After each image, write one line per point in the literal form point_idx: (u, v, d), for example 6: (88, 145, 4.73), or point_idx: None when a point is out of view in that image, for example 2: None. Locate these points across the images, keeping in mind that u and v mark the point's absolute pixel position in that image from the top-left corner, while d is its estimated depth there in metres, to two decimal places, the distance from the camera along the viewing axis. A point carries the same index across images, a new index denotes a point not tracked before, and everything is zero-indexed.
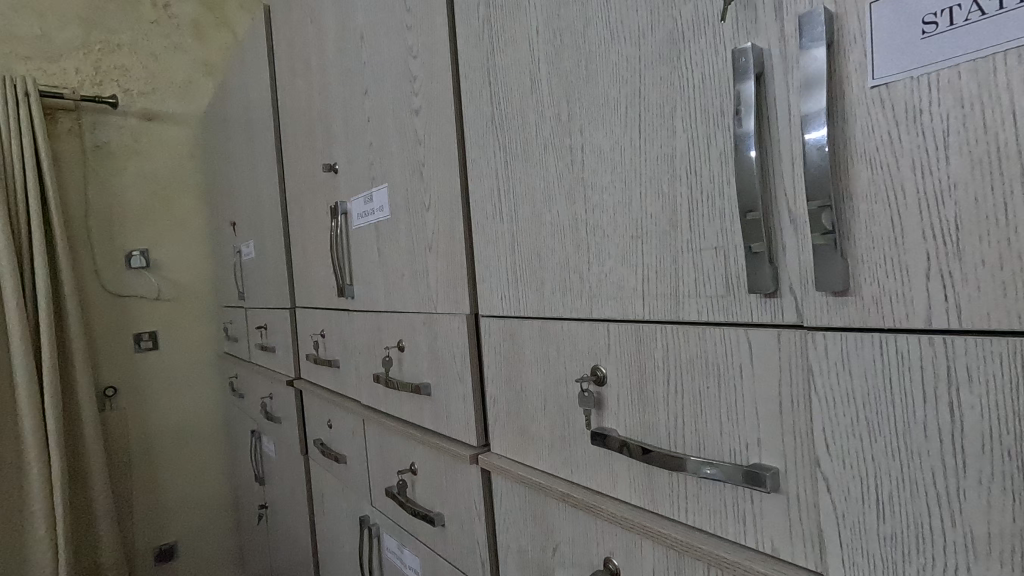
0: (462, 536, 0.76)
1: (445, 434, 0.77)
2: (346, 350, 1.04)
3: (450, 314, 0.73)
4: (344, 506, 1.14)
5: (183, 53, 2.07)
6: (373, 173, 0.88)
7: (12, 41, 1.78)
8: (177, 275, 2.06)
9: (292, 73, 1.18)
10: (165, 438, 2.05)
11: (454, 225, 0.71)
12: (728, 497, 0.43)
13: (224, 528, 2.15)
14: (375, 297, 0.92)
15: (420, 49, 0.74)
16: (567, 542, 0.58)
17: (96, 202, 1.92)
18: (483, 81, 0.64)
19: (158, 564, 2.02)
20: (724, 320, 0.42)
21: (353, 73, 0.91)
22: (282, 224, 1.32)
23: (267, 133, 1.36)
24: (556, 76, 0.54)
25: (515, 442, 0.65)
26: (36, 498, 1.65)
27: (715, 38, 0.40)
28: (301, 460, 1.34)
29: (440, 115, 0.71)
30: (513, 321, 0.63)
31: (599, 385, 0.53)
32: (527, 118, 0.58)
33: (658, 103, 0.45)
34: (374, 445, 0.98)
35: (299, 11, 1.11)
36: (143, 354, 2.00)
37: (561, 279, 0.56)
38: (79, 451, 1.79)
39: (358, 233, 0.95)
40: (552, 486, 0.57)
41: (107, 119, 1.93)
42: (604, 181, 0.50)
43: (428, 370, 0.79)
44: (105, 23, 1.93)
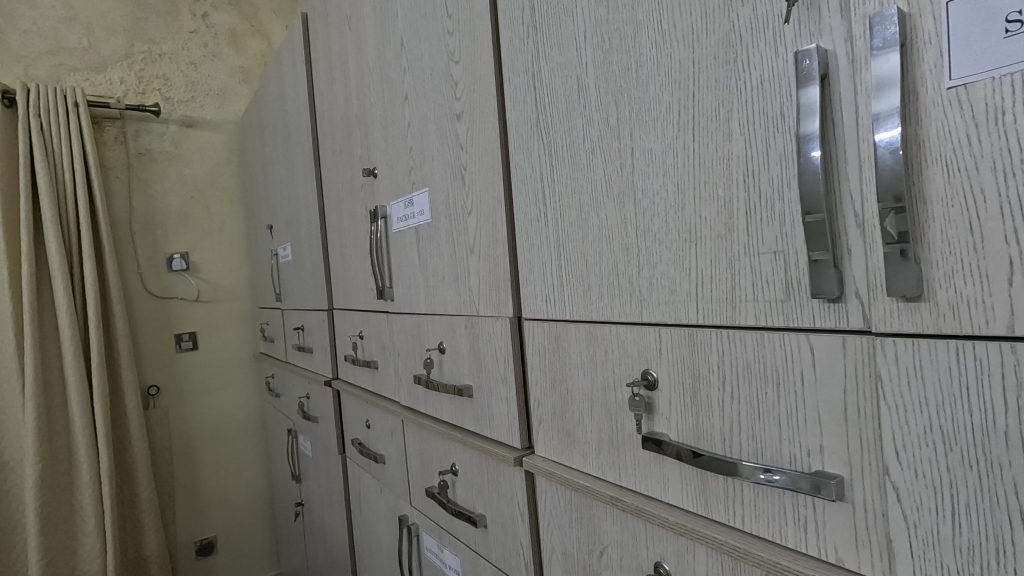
0: (505, 536, 0.76)
1: (487, 436, 0.78)
2: (386, 352, 1.06)
3: (492, 317, 0.74)
4: (382, 505, 1.16)
5: (220, 61, 2.13)
6: (413, 178, 0.90)
7: (61, 53, 1.86)
8: (216, 277, 2.11)
9: (330, 80, 1.20)
10: (205, 436, 2.11)
11: (497, 229, 0.71)
12: (789, 505, 0.42)
13: (261, 524, 2.20)
14: (415, 300, 0.93)
15: (462, 55, 0.75)
16: (614, 546, 0.58)
17: (140, 207, 1.98)
18: (528, 86, 0.64)
19: (199, 559, 2.08)
20: (784, 325, 0.42)
21: (392, 80, 0.93)
22: (320, 227, 1.34)
23: (303, 140, 1.39)
24: (604, 81, 0.54)
25: (560, 445, 0.65)
26: (87, 493, 1.72)
27: (775, 39, 0.40)
28: (339, 460, 1.36)
29: (483, 121, 0.72)
30: (558, 325, 0.63)
31: (649, 390, 0.52)
32: (573, 122, 0.58)
33: (712, 106, 0.45)
34: (414, 446, 0.99)
35: (337, 18, 1.13)
36: (184, 354, 2.06)
37: (609, 283, 0.56)
38: (125, 447, 1.86)
39: (398, 236, 0.96)
40: (600, 489, 0.57)
41: (149, 126, 2.00)
42: (656, 184, 0.50)
43: (470, 373, 0.80)
44: (147, 34, 1.99)
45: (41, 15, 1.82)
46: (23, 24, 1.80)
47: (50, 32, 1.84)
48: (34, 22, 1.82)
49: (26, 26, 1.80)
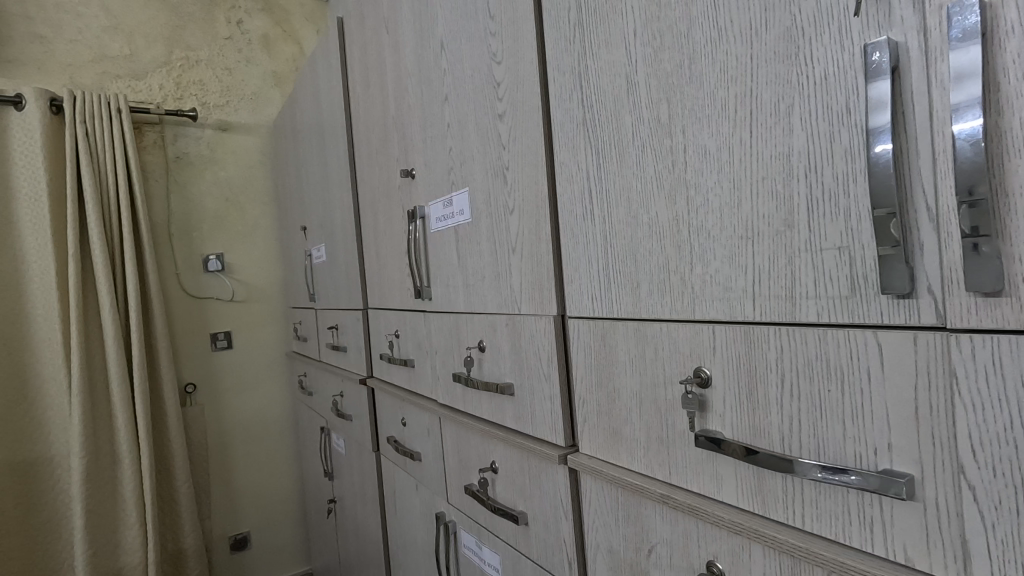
0: (548, 535, 0.76)
1: (528, 433, 0.78)
2: (423, 351, 1.07)
3: (536, 316, 0.74)
4: (419, 503, 1.17)
5: (254, 66, 2.17)
6: (452, 178, 0.91)
7: (104, 61, 1.92)
8: (249, 277, 2.16)
9: (366, 83, 1.23)
10: (239, 432, 2.15)
11: (541, 227, 0.72)
12: (854, 504, 0.42)
13: (292, 521, 2.24)
14: (454, 299, 0.94)
15: (504, 55, 0.76)
16: (664, 544, 0.58)
17: (177, 209, 2.04)
18: (573, 85, 0.65)
19: (233, 554, 2.12)
20: (849, 321, 0.41)
21: (431, 81, 0.94)
22: (355, 228, 1.37)
23: (339, 142, 1.41)
24: (654, 79, 0.54)
25: (606, 442, 0.65)
26: (128, 487, 1.77)
27: (841, 33, 0.40)
28: (374, 457, 1.38)
29: (527, 120, 0.73)
30: (605, 322, 0.63)
31: (702, 387, 0.52)
32: (622, 120, 0.59)
33: (772, 102, 0.44)
34: (452, 445, 1.00)
35: (374, 21, 1.15)
36: (219, 353, 2.11)
37: (660, 281, 0.56)
38: (164, 442, 1.91)
39: (436, 236, 0.97)
40: (650, 487, 0.57)
41: (187, 131, 2.05)
42: (710, 182, 0.50)
43: (512, 371, 0.81)
44: (185, 41, 2.05)
45: (85, 24, 1.89)
46: (69, 33, 1.87)
47: (94, 41, 1.91)
48: (79, 32, 1.88)
49: (71, 36, 1.87)
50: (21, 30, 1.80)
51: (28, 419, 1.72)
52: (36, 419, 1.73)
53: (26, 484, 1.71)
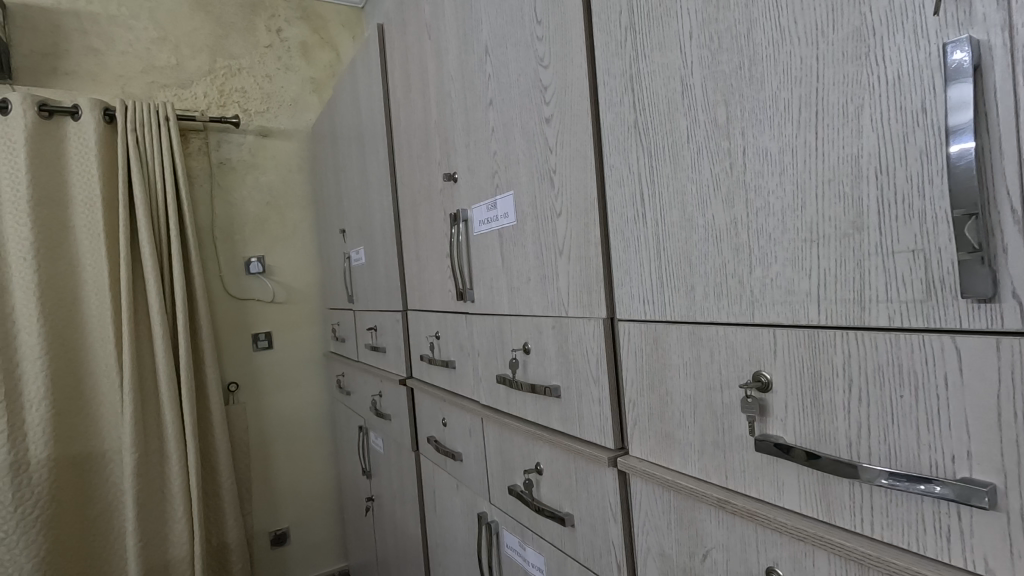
0: (596, 537, 0.76)
1: (575, 435, 0.78)
2: (464, 352, 1.09)
3: (584, 319, 0.75)
4: (460, 502, 1.18)
5: (293, 73, 2.23)
6: (497, 182, 0.91)
7: (153, 71, 2.00)
8: (289, 279, 2.22)
9: (407, 89, 1.25)
10: (279, 430, 2.20)
11: (590, 229, 0.72)
12: (928, 512, 0.41)
13: (329, 517, 2.28)
14: (498, 301, 0.95)
15: (551, 60, 0.76)
16: (719, 549, 0.58)
17: (220, 213, 2.10)
18: (624, 88, 0.65)
19: (273, 548, 2.18)
20: (924, 326, 0.40)
21: (475, 86, 0.95)
22: (395, 231, 1.39)
23: (378, 147, 1.44)
24: (711, 82, 0.54)
25: (658, 446, 0.65)
26: (175, 482, 1.83)
27: (916, 32, 0.39)
28: (413, 457, 1.40)
29: (575, 124, 0.73)
30: (657, 326, 0.63)
31: (762, 392, 0.52)
32: (676, 122, 0.58)
33: (839, 103, 0.44)
34: (495, 445, 1.01)
35: (416, 28, 1.17)
36: (260, 352, 2.17)
37: (716, 283, 0.55)
38: (208, 439, 1.97)
39: (479, 239, 0.99)
40: (706, 491, 0.57)
41: (229, 137, 2.11)
42: (771, 184, 0.49)
43: (558, 373, 0.81)
44: (228, 50, 2.11)
45: (136, 37, 1.97)
46: (120, 46, 1.95)
47: (143, 52, 1.98)
48: (130, 44, 1.96)
49: (123, 48, 1.95)
50: (77, 43, 1.89)
51: (83, 415, 1.79)
52: (90, 416, 1.80)
53: (81, 478, 1.78)
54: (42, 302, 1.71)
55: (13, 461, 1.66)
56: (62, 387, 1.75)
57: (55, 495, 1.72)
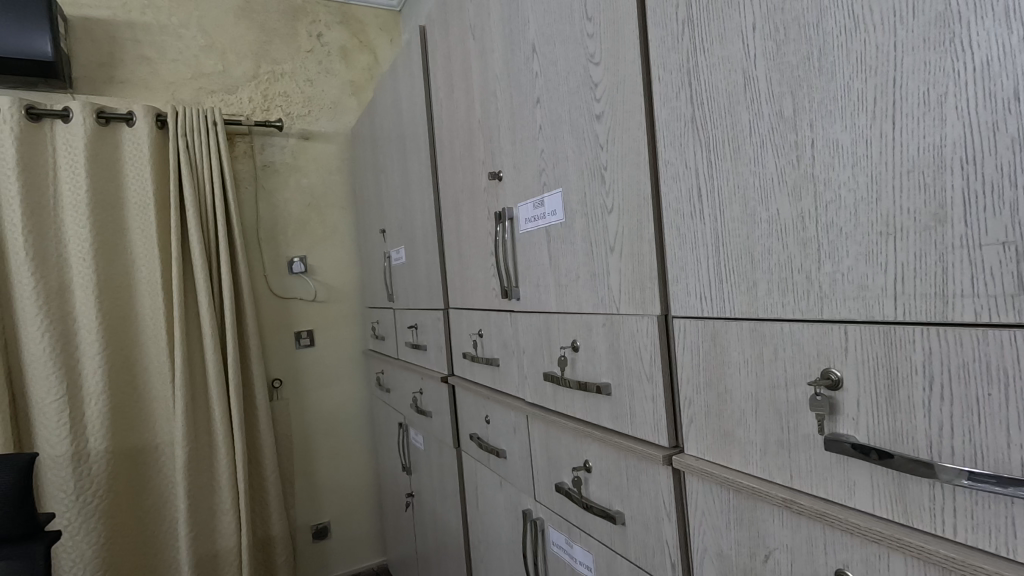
0: (648, 537, 0.76)
1: (627, 434, 0.78)
2: (508, 349, 1.09)
3: (636, 316, 0.74)
4: (503, 499, 1.18)
5: (333, 76, 2.27)
6: (544, 180, 0.92)
7: (201, 78, 2.07)
8: (330, 278, 2.27)
9: (450, 90, 1.26)
10: (320, 426, 2.25)
11: (643, 227, 0.72)
12: (1018, 515, 0.39)
13: (368, 512, 2.33)
14: (545, 299, 0.95)
15: (603, 56, 0.76)
16: (783, 550, 0.56)
17: (265, 214, 2.16)
18: (681, 83, 0.64)
19: (315, 542, 2.23)
20: (1014, 322, 0.39)
21: (522, 84, 0.96)
22: (437, 230, 1.40)
23: (420, 148, 1.46)
24: (777, 74, 0.53)
25: (716, 444, 0.64)
26: (223, 475, 1.89)
27: (1007, 15, 0.37)
28: (455, 453, 1.41)
29: (628, 121, 0.72)
30: (715, 323, 0.62)
31: (832, 390, 0.51)
32: (737, 115, 0.57)
33: (918, 91, 0.43)
34: (541, 443, 1.01)
35: (459, 30, 1.18)
36: (303, 350, 2.22)
37: (780, 279, 0.54)
38: (254, 434, 2.03)
39: (525, 237, 0.99)
40: (770, 491, 0.56)
41: (273, 141, 2.17)
42: (842, 177, 0.48)
43: (609, 371, 0.81)
44: (271, 56, 2.17)
45: (185, 45, 2.05)
46: (171, 54, 2.03)
47: (192, 60, 2.06)
48: (179, 52, 2.04)
49: (173, 56, 2.03)
50: (132, 53, 1.97)
51: (137, 410, 1.86)
52: (144, 410, 1.87)
53: (136, 470, 1.86)
54: (100, 300, 1.78)
55: (74, 452, 1.74)
56: (118, 382, 1.83)
57: (112, 485, 1.80)
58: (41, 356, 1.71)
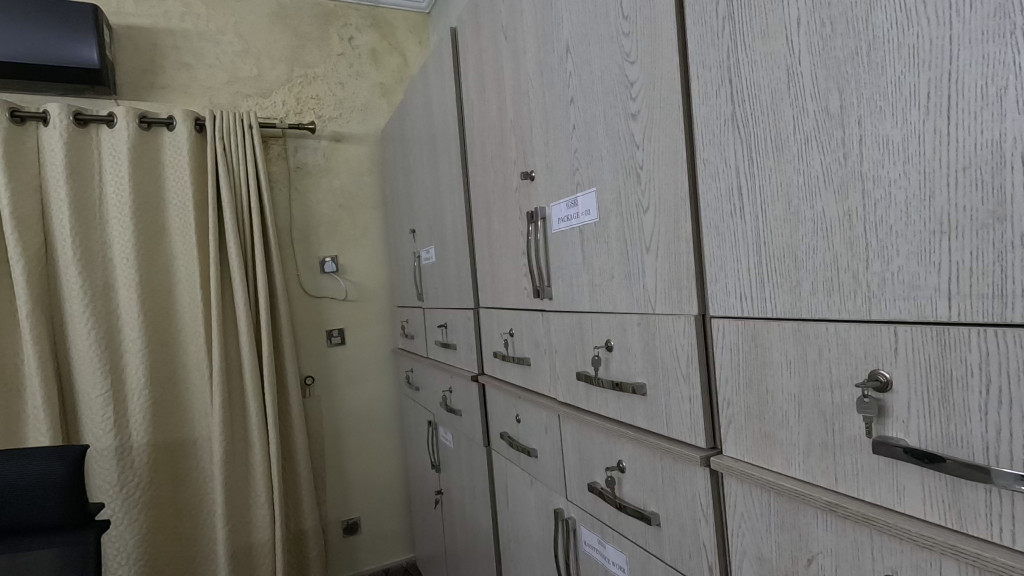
0: (684, 538, 0.75)
1: (662, 434, 0.77)
2: (540, 349, 1.10)
3: (673, 315, 0.74)
4: (534, 498, 1.19)
5: (363, 79, 2.31)
6: (578, 179, 0.92)
7: (237, 82, 2.12)
8: (361, 278, 2.30)
9: (481, 90, 1.27)
10: (350, 423, 2.29)
11: (680, 226, 0.71)
12: None
13: (397, 508, 2.35)
14: (578, 298, 0.95)
15: (639, 55, 0.76)
16: (827, 554, 0.55)
17: (298, 215, 2.21)
18: (720, 80, 0.64)
19: (345, 537, 2.27)
20: None
21: (555, 84, 0.96)
22: (468, 229, 1.41)
23: (451, 148, 1.47)
24: (823, 70, 0.52)
25: (756, 446, 0.63)
26: (259, 470, 1.94)
27: None
28: (485, 452, 1.42)
29: (665, 119, 0.72)
30: (756, 323, 0.61)
31: (880, 392, 0.50)
32: (780, 112, 0.57)
33: (976, 86, 0.41)
34: (573, 442, 1.01)
35: (491, 31, 1.19)
36: (334, 348, 2.26)
37: (826, 279, 0.53)
38: (287, 430, 2.07)
39: (558, 236, 0.99)
40: (814, 494, 0.55)
41: (306, 143, 2.22)
42: (893, 174, 0.47)
43: (644, 371, 0.80)
44: (304, 59, 2.22)
45: (222, 50, 2.10)
46: (209, 59, 2.09)
47: (229, 65, 2.11)
48: (217, 57, 2.10)
49: (211, 61, 2.09)
50: (172, 59, 2.03)
51: (177, 405, 1.92)
52: (183, 405, 1.93)
53: (175, 463, 1.92)
54: (142, 299, 1.85)
55: (118, 445, 1.80)
56: (159, 378, 1.89)
57: (153, 478, 1.86)
58: (88, 352, 1.78)
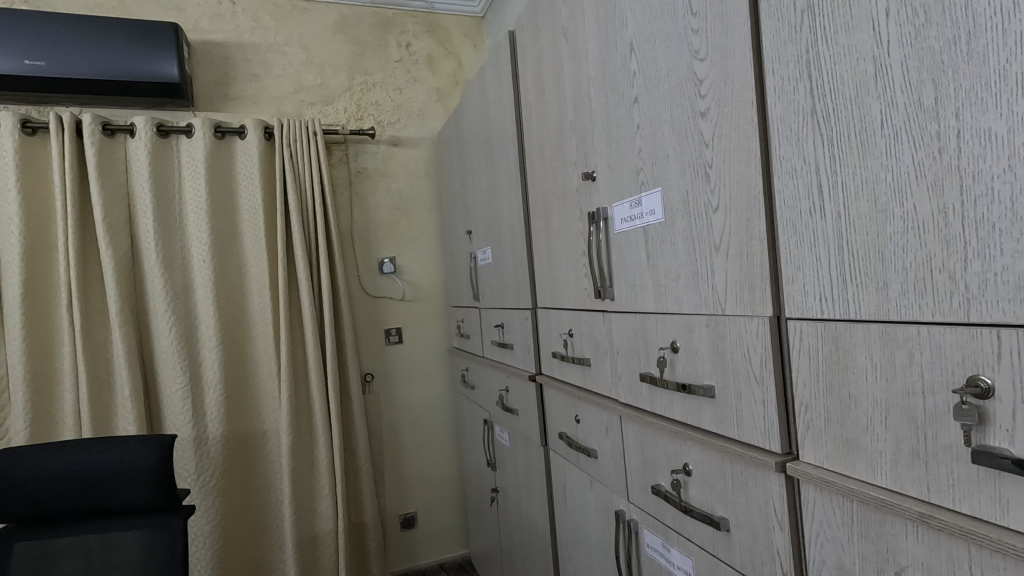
0: (756, 545, 0.73)
1: (733, 438, 0.76)
2: (601, 349, 1.09)
3: (744, 317, 0.72)
4: (594, 498, 1.19)
5: (420, 84, 2.37)
6: (642, 179, 0.91)
7: (302, 91, 2.22)
8: (417, 278, 2.36)
9: (540, 92, 1.28)
10: (408, 420, 2.35)
11: (753, 225, 0.70)
12: None
13: (452, 504, 2.40)
14: (642, 299, 0.94)
15: (708, 51, 0.74)
16: (917, 568, 0.53)
17: (358, 218, 2.28)
18: (798, 75, 0.62)
19: (402, 530, 2.33)
20: None
21: (619, 83, 0.95)
22: (526, 230, 1.42)
23: (508, 149, 1.48)
24: (915, 61, 0.50)
25: (837, 452, 0.61)
26: (323, 463, 2.03)
27: None
28: (543, 451, 1.43)
29: (738, 116, 0.70)
30: (838, 325, 0.59)
31: (981, 399, 0.47)
32: (866, 106, 0.55)
33: None
34: (635, 443, 1.00)
35: (550, 33, 1.20)
36: (392, 346, 2.33)
37: (918, 280, 0.51)
38: (349, 424, 2.15)
39: (621, 237, 0.99)
40: (904, 504, 0.53)
41: (366, 148, 2.29)
42: (995, 169, 0.45)
43: (712, 373, 0.79)
44: (364, 67, 2.29)
45: (288, 61, 2.21)
46: (276, 70, 2.19)
47: (294, 75, 2.21)
48: (283, 68, 2.20)
49: (278, 72, 2.19)
50: (243, 71, 2.15)
51: (247, 399, 2.03)
52: (253, 399, 2.04)
53: (246, 454, 2.03)
54: (217, 298, 1.96)
55: (196, 435, 1.92)
56: (231, 373, 2.00)
57: (227, 467, 1.97)
58: (169, 348, 1.91)
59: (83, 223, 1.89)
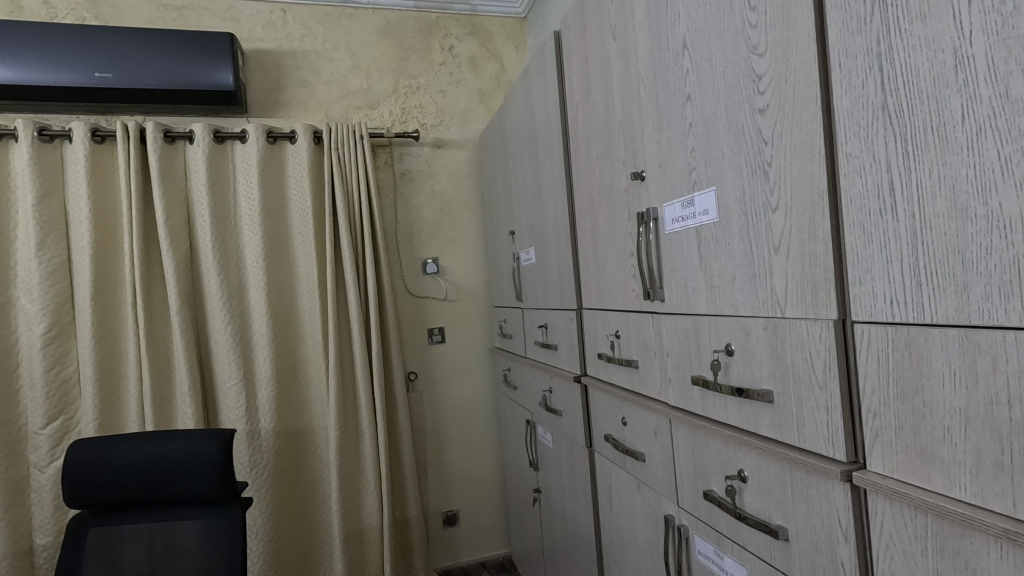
0: (818, 556, 0.71)
1: (793, 445, 0.73)
2: (650, 350, 1.08)
3: (806, 320, 0.70)
4: (641, 502, 1.17)
5: (463, 86, 2.39)
6: (694, 179, 0.89)
7: (349, 95, 2.27)
8: (460, 279, 2.38)
9: (587, 92, 1.27)
10: (450, 418, 2.37)
11: (816, 225, 0.67)
12: None
13: (493, 503, 2.41)
14: (694, 300, 0.92)
15: (768, 46, 0.72)
16: None
17: (403, 219, 2.32)
18: (867, 68, 0.59)
19: (445, 527, 2.36)
20: None
21: (671, 82, 0.94)
22: (571, 230, 1.42)
23: (553, 149, 1.48)
24: (1002, 50, 0.47)
25: (910, 462, 0.58)
26: (369, 459, 2.08)
27: None
28: (588, 452, 1.42)
29: (800, 112, 0.68)
30: (910, 329, 0.57)
31: None
32: (944, 99, 0.52)
33: None
34: (685, 447, 0.98)
35: (598, 32, 1.19)
36: (435, 346, 2.36)
37: (1004, 282, 0.48)
38: (393, 422, 2.19)
39: (672, 237, 0.97)
40: (986, 519, 0.50)
41: (410, 150, 2.33)
42: None
43: (770, 377, 0.77)
44: (408, 70, 2.33)
45: (336, 67, 2.26)
46: (324, 76, 2.25)
47: (342, 80, 2.27)
48: (331, 73, 2.26)
49: (326, 77, 2.25)
50: (294, 78, 2.22)
51: (297, 395, 2.10)
52: (302, 395, 2.10)
53: (296, 449, 2.09)
54: (269, 297, 2.03)
55: (249, 429, 2.00)
56: (282, 369, 2.07)
57: (277, 460, 2.04)
58: (225, 344, 1.99)
59: (147, 225, 1.99)
